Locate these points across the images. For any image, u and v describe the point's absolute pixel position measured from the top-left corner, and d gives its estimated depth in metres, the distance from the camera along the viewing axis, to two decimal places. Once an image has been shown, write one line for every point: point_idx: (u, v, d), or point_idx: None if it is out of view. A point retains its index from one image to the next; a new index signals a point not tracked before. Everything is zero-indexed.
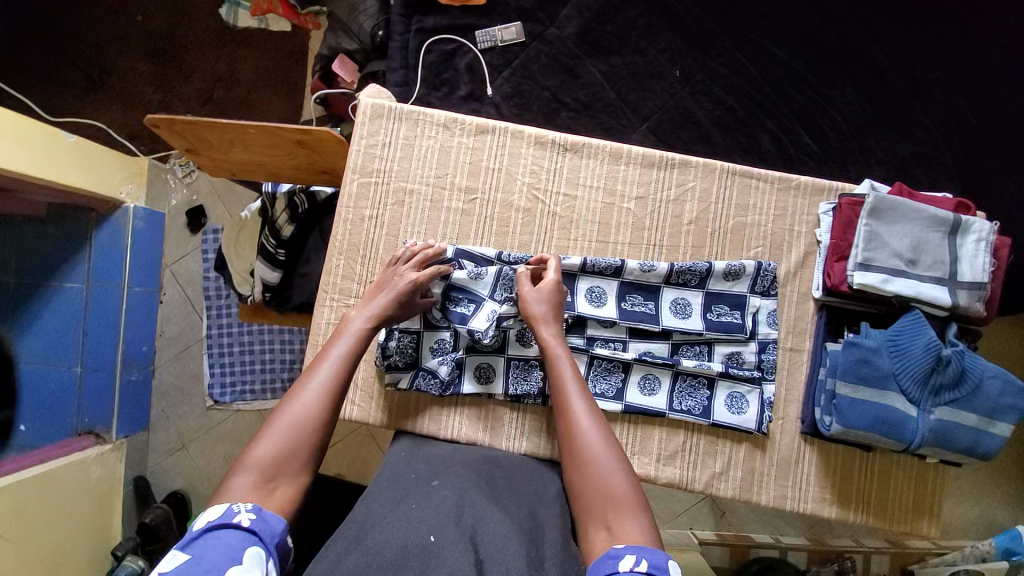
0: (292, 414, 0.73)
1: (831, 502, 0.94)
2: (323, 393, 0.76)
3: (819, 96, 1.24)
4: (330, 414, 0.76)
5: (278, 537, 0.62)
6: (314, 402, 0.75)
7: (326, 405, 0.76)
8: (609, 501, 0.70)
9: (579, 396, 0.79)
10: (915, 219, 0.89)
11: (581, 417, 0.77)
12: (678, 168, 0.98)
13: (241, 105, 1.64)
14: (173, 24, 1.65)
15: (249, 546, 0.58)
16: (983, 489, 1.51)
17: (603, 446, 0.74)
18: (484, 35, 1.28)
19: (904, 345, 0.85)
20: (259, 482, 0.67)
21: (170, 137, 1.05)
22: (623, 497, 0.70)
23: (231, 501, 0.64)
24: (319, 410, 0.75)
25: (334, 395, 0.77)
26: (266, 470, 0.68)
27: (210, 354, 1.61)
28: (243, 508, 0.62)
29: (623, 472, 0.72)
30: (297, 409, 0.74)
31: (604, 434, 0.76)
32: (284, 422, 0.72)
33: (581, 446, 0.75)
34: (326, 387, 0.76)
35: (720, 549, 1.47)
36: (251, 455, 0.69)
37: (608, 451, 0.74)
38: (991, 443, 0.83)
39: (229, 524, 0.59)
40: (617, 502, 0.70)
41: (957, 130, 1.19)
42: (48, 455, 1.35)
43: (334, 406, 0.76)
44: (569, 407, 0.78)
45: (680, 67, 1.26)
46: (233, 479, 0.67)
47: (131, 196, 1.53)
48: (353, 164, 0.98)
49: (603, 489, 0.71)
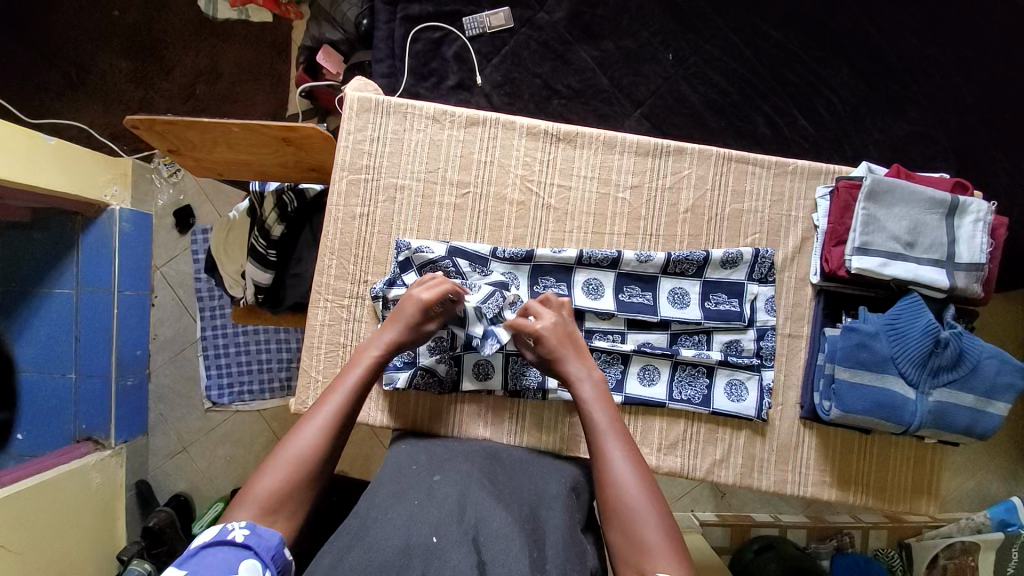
0: (297, 446, 0.71)
1: (831, 485, 0.95)
2: (329, 427, 0.74)
3: (815, 77, 1.22)
4: (334, 448, 0.74)
5: (276, 549, 0.63)
6: (319, 433, 0.73)
7: (331, 439, 0.73)
8: (645, 549, 0.67)
9: (610, 437, 0.76)
10: (913, 202, 0.88)
11: (614, 459, 0.74)
12: (673, 156, 0.96)
13: (225, 101, 1.60)
14: (150, 18, 1.59)
15: (244, 561, 0.59)
16: (979, 463, 1.54)
17: (638, 490, 0.71)
18: (472, 21, 1.24)
19: (902, 327, 0.85)
20: (261, 513, 0.65)
21: (153, 139, 1.02)
22: (657, 544, 0.67)
23: (226, 522, 0.64)
24: (323, 443, 0.72)
25: (340, 430, 0.75)
26: (268, 502, 0.66)
27: (206, 356, 1.60)
28: (238, 525, 0.63)
29: (658, 518, 0.69)
30: (301, 442, 0.71)
31: (637, 475, 0.72)
32: (287, 455, 0.70)
33: (614, 491, 0.71)
34: (330, 418, 0.74)
35: (721, 529, 1.50)
36: (255, 487, 0.67)
37: (643, 496, 0.70)
38: (989, 422, 0.84)
39: (223, 540, 0.61)
40: (651, 549, 0.66)
41: (952, 108, 1.18)
42: (48, 464, 1.34)
43: (337, 437, 0.74)
44: (601, 449, 0.75)
45: (673, 50, 1.24)
46: (233, 509, 0.65)
47: (116, 198, 1.48)
48: (341, 161, 0.96)
49: (637, 536, 0.68)
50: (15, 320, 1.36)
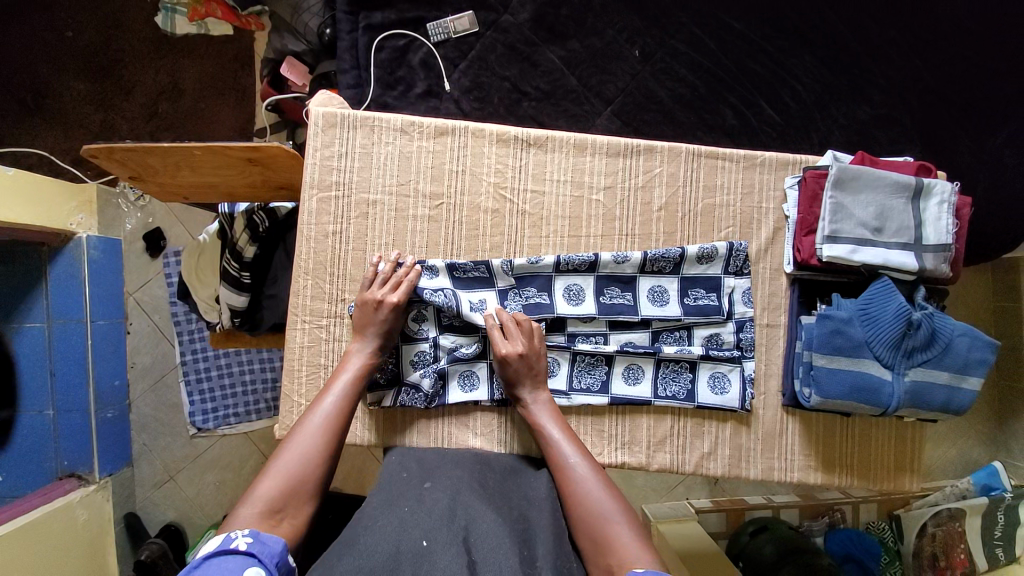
0: (295, 449, 0.75)
1: (816, 469, 0.96)
2: (326, 430, 0.78)
3: (778, 66, 1.23)
4: (333, 446, 0.78)
5: (279, 556, 0.60)
6: (320, 436, 0.77)
7: (331, 439, 0.78)
8: (612, 543, 0.70)
9: (570, 445, 0.82)
10: (879, 188, 0.90)
11: (575, 470, 0.79)
12: (644, 155, 0.96)
13: (189, 119, 1.56)
14: (105, 37, 1.54)
15: (249, 568, 0.56)
16: (960, 431, 1.58)
17: (600, 488, 0.77)
18: (436, 28, 1.23)
19: (875, 312, 0.86)
20: (264, 513, 0.67)
21: (113, 167, 0.99)
22: (624, 536, 0.71)
23: (228, 530, 0.64)
24: (323, 444, 0.76)
25: (337, 431, 0.79)
26: (272, 500, 0.68)
27: (188, 381, 1.55)
28: (241, 534, 0.61)
29: (623, 514, 0.73)
30: (303, 443, 0.75)
31: (599, 480, 0.78)
32: (286, 457, 0.74)
33: (578, 494, 0.77)
34: (326, 421, 0.79)
35: (716, 515, 1.52)
36: (256, 488, 0.69)
37: (606, 496, 0.75)
38: (964, 398, 0.86)
39: (228, 550, 0.57)
40: (619, 542, 0.70)
41: (913, 90, 1.20)
42: (31, 505, 1.30)
43: (337, 439, 0.78)
44: (564, 461, 0.81)
45: (639, 46, 1.24)
46: (238, 511, 0.67)
47: (82, 225, 1.44)
48: (310, 179, 0.94)
49: (606, 535, 0.71)
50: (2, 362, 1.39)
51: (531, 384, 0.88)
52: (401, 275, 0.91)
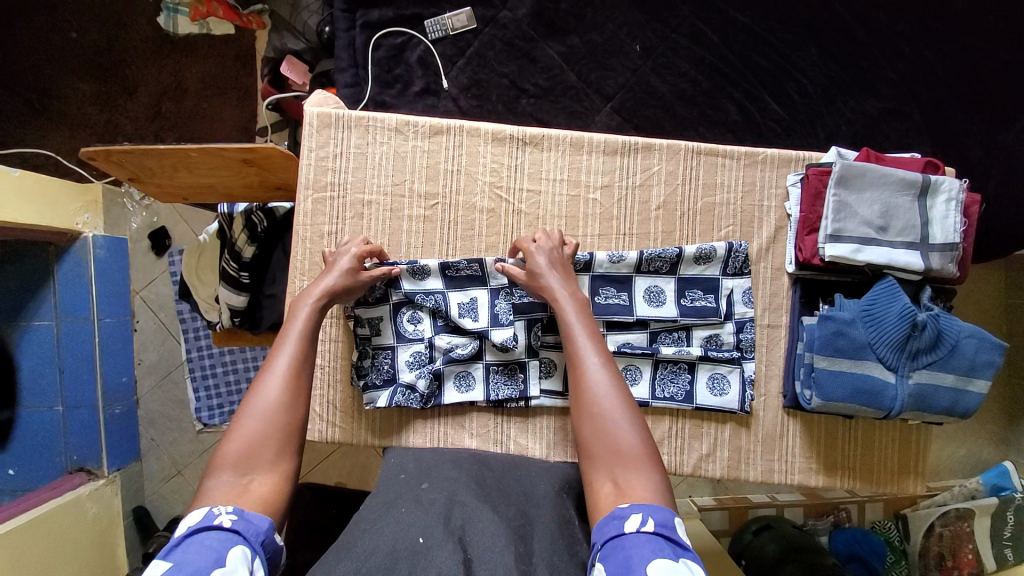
0: (257, 405, 0.71)
1: (817, 471, 0.95)
2: (287, 378, 0.74)
3: (783, 59, 1.20)
4: (300, 397, 0.74)
5: (264, 534, 0.59)
6: (280, 386, 0.73)
7: (297, 388, 0.74)
8: (620, 458, 0.67)
9: (590, 348, 0.76)
10: (885, 186, 0.87)
11: (591, 371, 0.74)
12: (641, 153, 0.95)
13: (192, 118, 1.57)
14: (110, 37, 1.55)
15: (233, 546, 0.55)
16: (970, 431, 1.55)
17: (614, 399, 0.72)
18: (434, 24, 1.21)
19: (879, 314, 0.84)
20: (235, 477, 0.65)
21: (112, 168, 0.99)
22: (632, 452, 0.67)
23: (210, 506, 0.61)
24: (286, 395, 0.72)
25: (302, 377, 0.75)
26: (240, 464, 0.66)
27: (193, 379, 1.57)
28: (224, 510, 0.60)
29: (634, 426, 0.70)
30: (264, 398, 0.71)
31: (616, 389, 0.72)
32: (250, 415, 0.70)
33: (591, 400, 0.72)
34: (285, 370, 0.74)
35: (719, 513, 1.51)
36: (223, 452, 0.66)
37: (618, 403, 0.71)
38: (971, 400, 0.84)
39: (210, 526, 0.57)
40: (627, 457, 0.67)
41: (923, 82, 1.17)
42: (41, 499, 1.32)
43: (300, 388, 0.74)
44: (580, 361, 0.76)
45: (640, 41, 1.21)
46: (208, 482, 0.64)
47: (88, 225, 1.45)
48: (305, 179, 0.94)
49: (611, 443, 0.69)
50: (11, 357, 1.41)
51: (560, 278, 0.84)
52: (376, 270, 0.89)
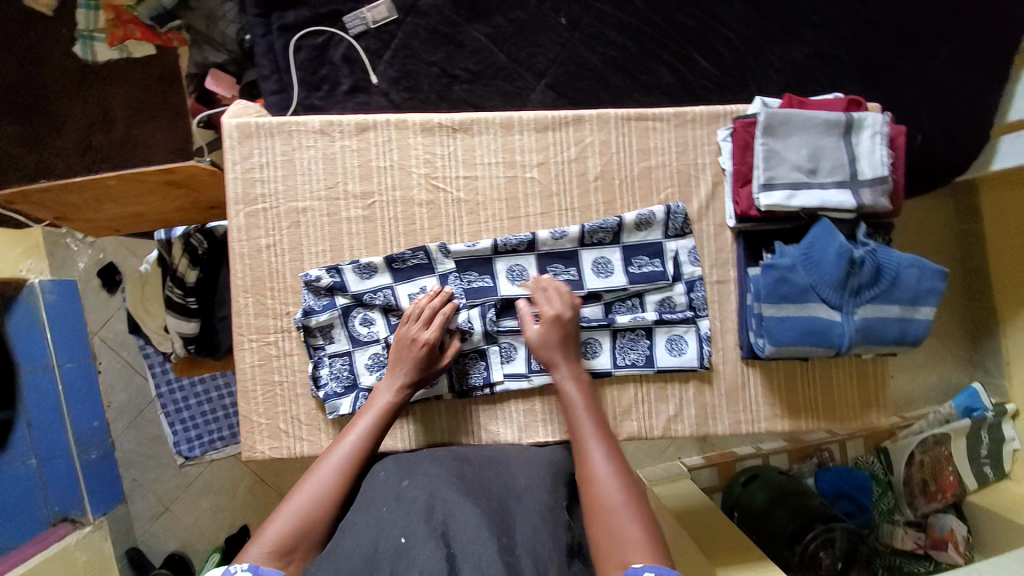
0: (311, 490, 0.75)
1: (782, 416, 0.97)
2: (342, 471, 0.78)
3: (708, 16, 1.20)
4: (348, 492, 0.77)
5: None
6: (334, 477, 0.77)
7: (346, 481, 0.77)
8: (626, 545, 0.67)
9: (595, 441, 0.79)
10: (810, 129, 0.88)
11: (597, 462, 0.77)
12: (573, 126, 0.94)
13: (123, 148, 1.51)
14: (25, 74, 1.48)
15: None
16: (936, 357, 1.60)
17: (620, 488, 0.73)
18: (354, 19, 1.18)
19: (817, 255, 0.86)
20: (273, 555, 0.67)
21: (35, 210, 0.96)
22: (637, 540, 0.68)
23: (237, 563, 0.65)
24: (338, 487, 0.76)
25: (351, 473, 0.78)
26: (281, 546, 0.68)
27: (166, 414, 1.48)
28: (238, 568, 0.63)
29: (638, 518, 0.70)
30: (317, 485, 0.75)
31: (620, 478, 0.74)
32: (300, 499, 0.74)
33: (595, 490, 0.74)
34: (341, 462, 0.78)
35: (708, 470, 1.53)
36: (268, 529, 0.70)
37: (624, 492, 0.73)
38: (919, 327, 0.87)
39: None
40: (632, 544, 0.68)
41: (846, 22, 1.18)
42: (26, 554, 1.29)
43: (350, 483, 0.78)
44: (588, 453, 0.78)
45: (564, 13, 1.20)
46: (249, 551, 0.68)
47: (32, 270, 1.40)
48: (234, 195, 0.91)
49: (614, 534, 0.69)
50: None
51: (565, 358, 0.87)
52: (438, 308, 0.88)
